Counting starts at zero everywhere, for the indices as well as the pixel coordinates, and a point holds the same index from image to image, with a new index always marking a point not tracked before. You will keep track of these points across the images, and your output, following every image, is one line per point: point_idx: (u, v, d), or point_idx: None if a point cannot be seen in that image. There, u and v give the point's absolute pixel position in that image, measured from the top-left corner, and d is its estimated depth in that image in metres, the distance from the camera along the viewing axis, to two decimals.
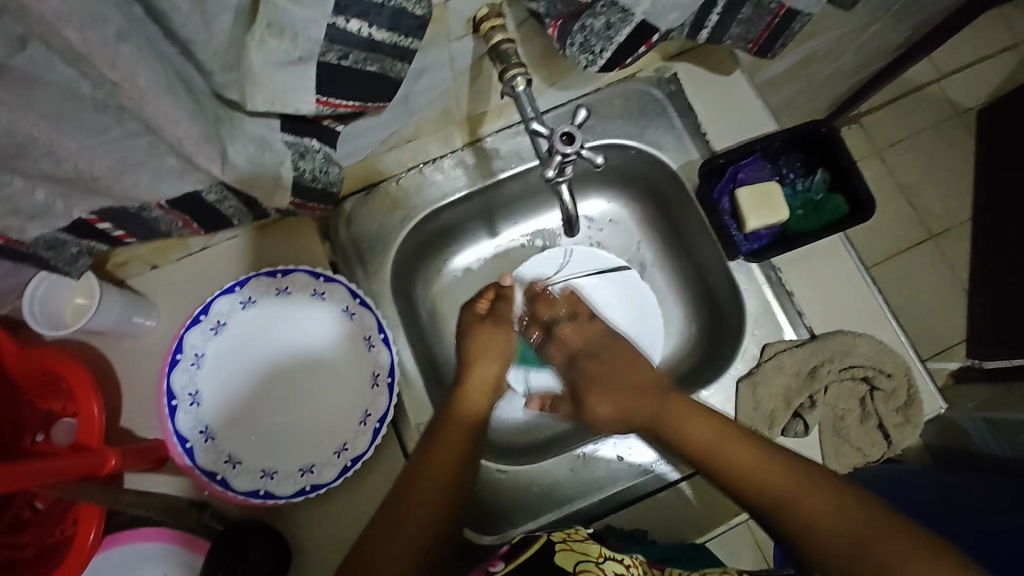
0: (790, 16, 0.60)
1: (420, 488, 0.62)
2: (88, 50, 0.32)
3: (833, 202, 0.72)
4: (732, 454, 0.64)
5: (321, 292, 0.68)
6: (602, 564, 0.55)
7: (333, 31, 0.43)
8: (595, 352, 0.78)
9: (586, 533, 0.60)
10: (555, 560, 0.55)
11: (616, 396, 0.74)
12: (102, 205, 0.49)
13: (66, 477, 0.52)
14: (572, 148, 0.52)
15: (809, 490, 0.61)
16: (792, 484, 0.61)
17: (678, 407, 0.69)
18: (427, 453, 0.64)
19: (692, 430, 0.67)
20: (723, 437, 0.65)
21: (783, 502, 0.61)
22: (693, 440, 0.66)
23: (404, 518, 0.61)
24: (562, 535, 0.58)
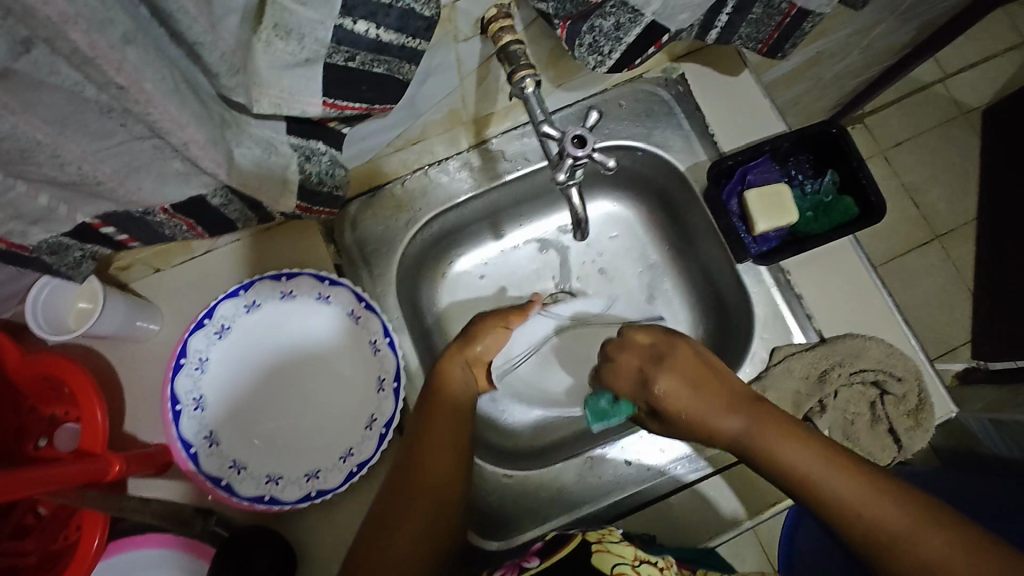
0: (800, 16, 0.60)
1: (409, 496, 0.55)
2: (94, 55, 0.31)
3: (843, 204, 0.71)
4: (828, 475, 0.55)
5: (326, 295, 0.68)
6: (638, 567, 0.52)
7: (340, 32, 0.43)
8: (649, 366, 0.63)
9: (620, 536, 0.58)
10: (592, 561, 0.52)
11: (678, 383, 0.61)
12: (106, 209, 0.48)
13: (70, 483, 0.51)
14: (583, 151, 0.52)
15: (939, 538, 0.50)
16: (916, 528, 0.51)
17: (756, 416, 0.59)
18: (415, 458, 0.56)
19: (774, 441, 0.57)
20: (801, 450, 0.56)
21: (887, 531, 0.52)
22: (775, 452, 0.57)
23: (392, 528, 0.54)
24: (597, 535, 0.56)
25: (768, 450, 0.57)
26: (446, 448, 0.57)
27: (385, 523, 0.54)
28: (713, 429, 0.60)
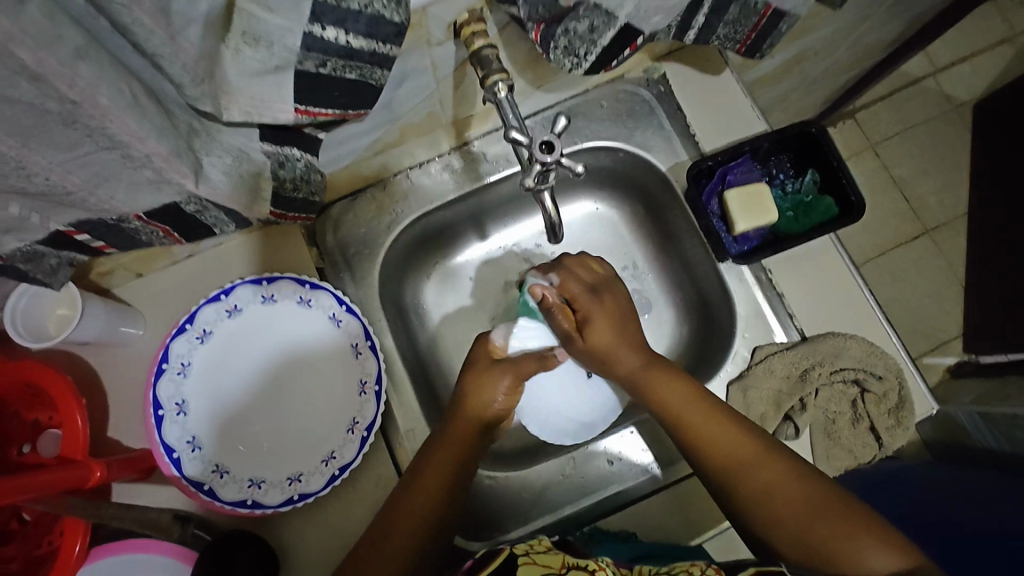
0: (777, 16, 0.60)
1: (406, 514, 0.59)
2: (44, 72, 0.31)
3: (823, 203, 0.71)
4: (719, 437, 0.60)
5: (307, 299, 0.68)
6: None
7: (309, 39, 0.43)
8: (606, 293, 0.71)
9: (551, 543, 0.59)
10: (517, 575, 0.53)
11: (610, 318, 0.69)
12: (79, 217, 0.48)
13: (50, 491, 0.52)
14: (551, 157, 0.52)
15: (794, 484, 0.56)
16: (774, 487, 0.56)
17: (666, 375, 0.65)
18: (422, 469, 0.61)
19: (682, 405, 0.63)
20: (706, 418, 0.61)
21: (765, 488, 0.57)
22: (681, 415, 0.62)
23: (391, 531, 0.58)
24: (525, 548, 0.56)
25: (676, 408, 0.63)
26: (450, 462, 0.61)
27: (390, 523, 0.59)
28: (639, 379, 0.66)
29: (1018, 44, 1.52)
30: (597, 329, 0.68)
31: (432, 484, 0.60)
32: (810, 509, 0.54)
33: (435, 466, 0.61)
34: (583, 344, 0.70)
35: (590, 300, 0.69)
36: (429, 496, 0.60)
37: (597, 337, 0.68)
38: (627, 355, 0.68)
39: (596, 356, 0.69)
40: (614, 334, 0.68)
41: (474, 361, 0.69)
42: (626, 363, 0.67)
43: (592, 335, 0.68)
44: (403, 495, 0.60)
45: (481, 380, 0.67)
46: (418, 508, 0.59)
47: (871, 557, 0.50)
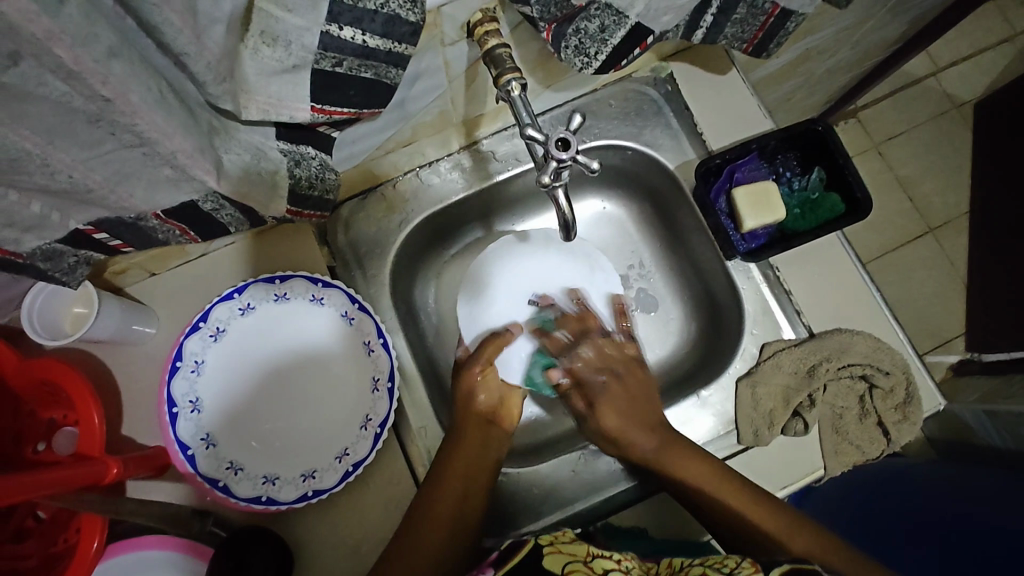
0: (784, 15, 0.60)
1: (434, 514, 0.61)
2: (79, 68, 0.32)
3: (829, 201, 0.72)
4: (759, 516, 0.61)
5: (320, 297, 0.69)
6: (590, 562, 0.55)
7: (326, 39, 0.43)
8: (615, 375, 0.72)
9: (573, 534, 0.60)
10: (544, 564, 0.54)
11: (618, 409, 0.69)
12: (98, 216, 0.49)
13: (69, 486, 0.52)
14: (567, 154, 0.52)
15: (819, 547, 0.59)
16: (809, 550, 0.59)
17: (683, 454, 0.66)
18: (441, 470, 0.64)
19: (715, 488, 0.63)
20: (750, 501, 0.62)
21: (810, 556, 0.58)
22: (715, 501, 0.63)
23: (422, 531, 0.60)
24: (549, 537, 0.58)
25: (708, 491, 0.63)
26: (467, 463, 0.65)
27: (420, 519, 0.61)
28: (659, 461, 0.66)
29: (1019, 44, 1.53)
30: (608, 410, 0.70)
31: (457, 482, 0.63)
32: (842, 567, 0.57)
33: (454, 467, 0.64)
34: (596, 428, 0.71)
35: (597, 393, 0.71)
36: (455, 491, 0.63)
37: (607, 424, 0.70)
38: (641, 439, 0.67)
39: (610, 440, 0.69)
40: (627, 425, 0.68)
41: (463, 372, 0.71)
42: (635, 451, 0.67)
43: (608, 414, 0.69)
44: (428, 496, 0.62)
45: (465, 382, 0.70)
46: (445, 510, 0.61)
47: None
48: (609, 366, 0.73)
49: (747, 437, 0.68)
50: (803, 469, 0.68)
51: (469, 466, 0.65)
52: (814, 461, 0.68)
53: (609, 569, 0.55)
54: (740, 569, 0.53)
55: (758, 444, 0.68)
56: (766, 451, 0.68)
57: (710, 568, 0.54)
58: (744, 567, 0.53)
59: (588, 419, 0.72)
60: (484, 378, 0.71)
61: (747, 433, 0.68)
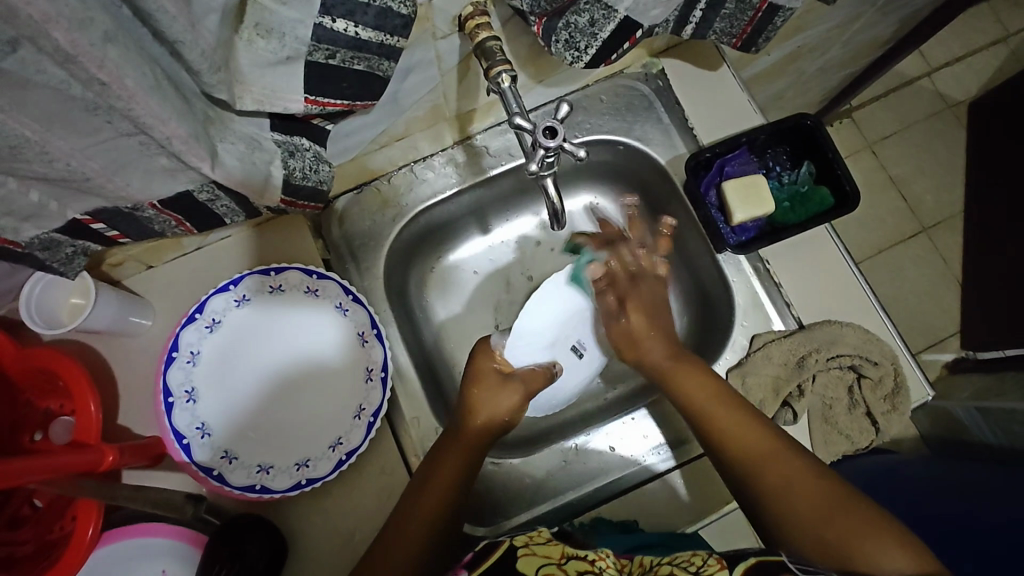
0: (772, 10, 0.61)
1: (422, 504, 0.60)
2: (77, 52, 0.32)
3: (819, 194, 0.73)
4: (743, 436, 0.60)
5: (314, 289, 0.69)
6: (564, 565, 0.55)
7: (319, 31, 0.44)
8: (636, 280, 0.69)
9: (549, 534, 0.60)
10: (517, 566, 0.54)
11: (645, 309, 0.67)
12: (96, 205, 0.50)
13: (62, 472, 0.53)
14: (554, 142, 0.53)
15: (802, 476, 0.57)
16: (790, 479, 0.57)
17: (687, 366, 0.66)
18: (433, 462, 0.63)
19: (707, 402, 0.63)
20: (737, 417, 0.61)
21: (781, 485, 0.57)
22: (707, 411, 0.62)
23: (405, 529, 0.59)
24: (524, 539, 0.58)
25: (701, 403, 0.63)
26: (460, 460, 0.63)
27: (405, 519, 0.60)
28: (664, 372, 0.66)
29: (1011, 44, 1.55)
30: (636, 309, 0.67)
31: (443, 487, 0.61)
32: (819, 500, 0.55)
33: (443, 473, 0.62)
34: (620, 327, 0.69)
35: (626, 289, 0.69)
36: (440, 495, 0.61)
37: (634, 325, 0.67)
38: (653, 347, 0.67)
39: (628, 338, 0.68)
40: (648, 324, 0.67)
41: (479, 366, 0.68)
42: (648, 357, 0.67)
43: (632, 314, 0.67)
44: (414, 495, 0.61)
45: (481, 392, 0.66)
46: (432, 500, 0.61)
47: (882, 553, 0.51)
48: (628, 271, 0.70)
49: None
50: None
51: (459, 470, 0.62)
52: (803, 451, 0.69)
53: (582, 571, 0.55)
54: (704, 567, 0.54)
55: None
56: None
57: (677, 567, 0.55)
58: (709, 565, 0.54)
59: (616, 317, 0.69)
60: (492, 386, 0.67)
61: None
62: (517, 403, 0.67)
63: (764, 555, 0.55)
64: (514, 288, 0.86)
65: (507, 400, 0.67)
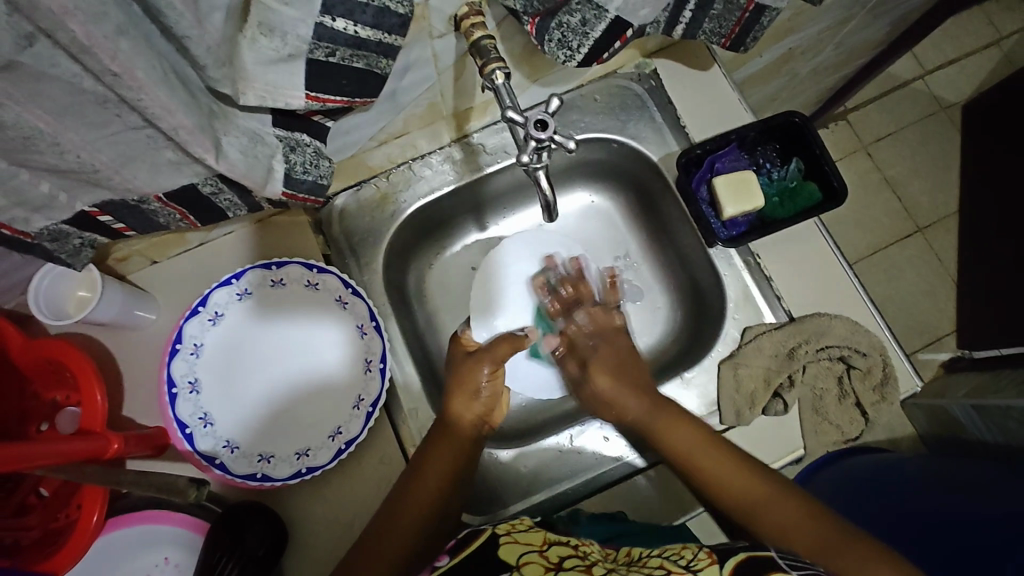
0: (759, 10, 0.63)
1: (415, 491, 0.62)
2: (91, 43, 0.34)
3: (808, 189, 0.75)
4: (739, 483, 0.61)
5: (315, 283, 0.71)
6: (545, 552, 0.55)
7: (320, 30, 0.46)
8: (593, 344, 0.74)
9: (531, 522, 0.61)
10: (499, 553, 0.55)
11: (610, 371, 0.71)
12: (103, 198, 0.51)
13: (71, 458, 0.55)
14: (545, 134, 0.55)
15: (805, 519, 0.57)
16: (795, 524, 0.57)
17: (673, 415, 0.66)
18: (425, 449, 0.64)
19: (698, 451, 0.63)
20: (733, 467, 0.62)
21: (784, 525, 0.58)
22: (701, 467, 0.62)
23: (397, 515, 0.61)
24: (507, 528, 0.59)
25: (695, 461, 0.63)
26: (451, 449, 0.65)
27: (400, 504, 0.61)
28: (647, 425, 0.67)
29: (1003, 48, 1.57)
30: (598, 368, 0.71)
31: (440, 477, 0.63)
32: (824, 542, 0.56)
33: (438, 460, 0.63)
34: (588, 391, 0.72)
35: (590, 354, 0.73)
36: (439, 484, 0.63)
37: (599, 387, 0.71)
38: (630, 402, 0.68)
39: (601, 401, 0.71)
40: (614, 385, 0.70)
41: (456, 355, 0.72)
42: (632, 414, 0.68)
43: (596, 368, 0.71)
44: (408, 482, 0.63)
45: (467, 376, 0.69)
46: (426, 487, 0.62)
47: None
48: (587, 335, 0.75)
49: (730, 417, 0.70)
50: (783, 447, 0.70)
51: (453, 453, 0.64)
52: (793, 440, 0.70)
53: (565, 557, 0.55)
54: (695, 561, 0.53)
55: (740, 423, 0.70)
56: (746, 431, 0.71)
57: (667, 559, 0.54)
58: (699, 558, 0.53)
59: (575, 370, 0.75)
60: (463, 369, 0.70)
61: (730, 414, 0.70)
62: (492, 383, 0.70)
63: (753, 550, 0.54)
64: None
65: (479, 375, 0.69)
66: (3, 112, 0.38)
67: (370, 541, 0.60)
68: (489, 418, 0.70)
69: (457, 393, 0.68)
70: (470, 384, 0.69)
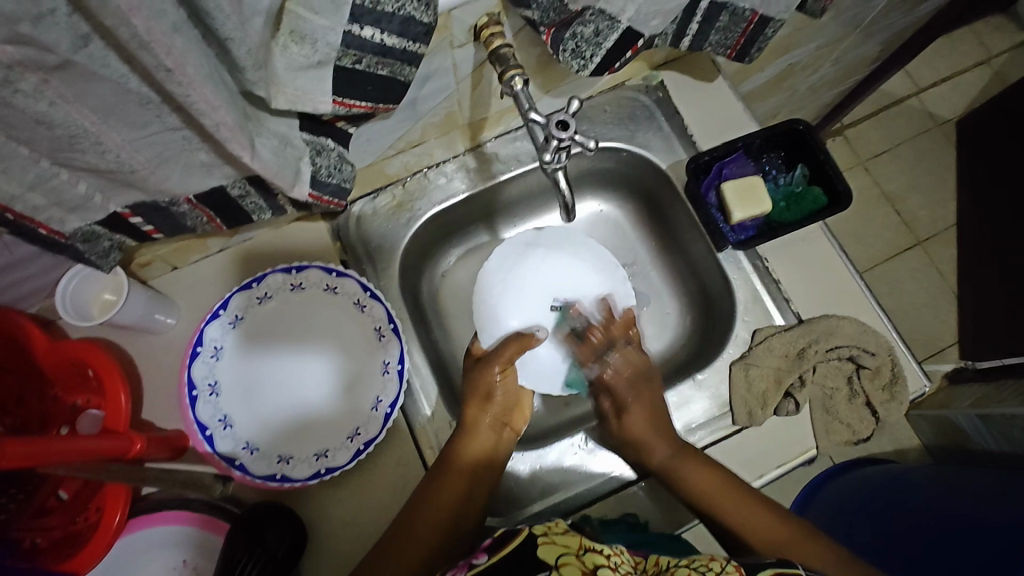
0: (763, 21, 0.66)
1: (436, 500, 0.63)
2: (151, 39, 0.35)
3: (813, 193, 0.76)
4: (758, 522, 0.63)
5: (333, 287, 0.73)
6: (582, 556, 0.51)
7: (349, 38, 0.48)
8: (626, 404, 0.72)
9: (567, 527, 0.57)
10: (538, 553, 0.51)
11: (636, 409, 0.71)
12: (136, 199, 0.53)
13: (94, 455, 0.55)
14: (566, 134, 0.57)
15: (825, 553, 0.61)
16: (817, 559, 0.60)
17: (692, 459, 0.67)
18: (449, 453, 0.66)
19: (715, 492, 0.65)
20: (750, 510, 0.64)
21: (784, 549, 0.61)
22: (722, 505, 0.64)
23: (416, 522, 0.62)
24: (543, 528, 0.55)
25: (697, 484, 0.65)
26: (475, 455, 0.66)
27: (420, 508, 0.62)
28: (670, 469, 0.67)
29: (994, 66, 1.61)
30: (635, 414, 0.70)
31: (458, 486, 0.64)
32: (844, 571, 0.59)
33: (461, 463, 0.65)
34: (618, 428, 0.71)
35: (626, 395, 0.73)
36: (456, 490, 0.64)
37: (631, 426, 0.70)
38: (656, 443, 0.68)
39: (628, 442, 0.70)
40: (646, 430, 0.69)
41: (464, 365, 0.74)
42: (652, 453, 0.68)
43: (630, 420, 0.70)
44: (432, 483, 0.64)
45: (478, 378, 0.71)
46: (448, 496, 0.63)
47: None
48: (627, 381, 0.74)
49: (742, 416, 0.71)
50: (795, 448, 0.71)
51: (477, 459, 0.66)
52: (806, 440, 0.71)
53: (601, 564, 0.50)
54: (723, 573, 0.51)
55: (753, 422, 0.70)
56: (759, 431, 0.71)
57: (695, 569, 0.52)
58: (727, 570, 0.52)
59: (609, 422, 0.73)
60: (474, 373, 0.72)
61: (742, 413, 0.71)
62: (508, 395, 0.72)
63: (782, 568, 0.53)
64: None
65: (491, 379, 0.71)
66: (53, 110, 0.40)
67: (392, 540, 0.61)
68: (510, 421, 0.72)
69: (473, 397, 0.70)
70: (482, 388, 0.70)
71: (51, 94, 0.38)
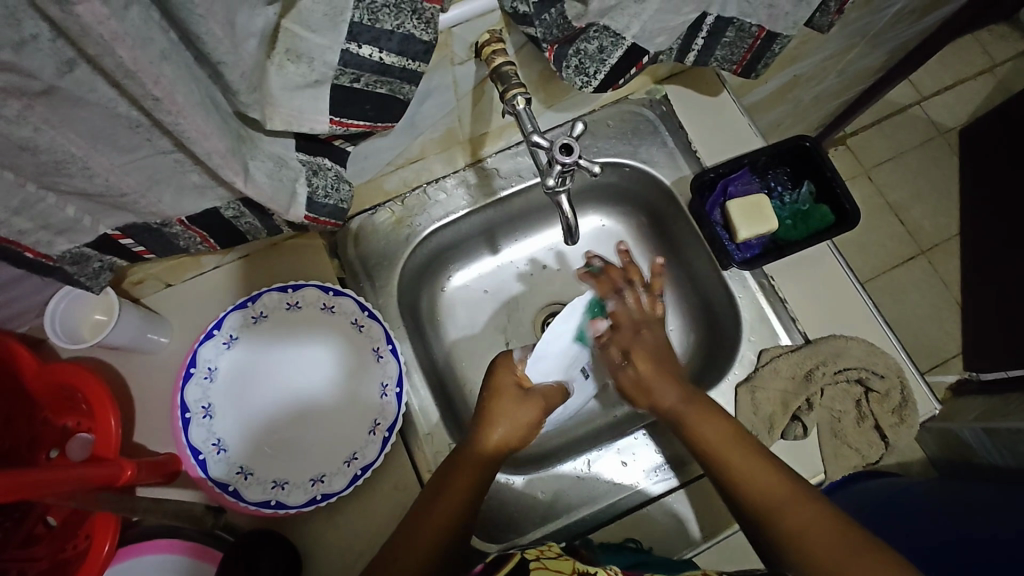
0: (770, 37, 0.64)
1: (433, 518, 0.60)
2: (137, 68, 0.34)
3: (820, 212, 0.75)
4: (757, 478, 0.60)
5: (330, 306, 0.71)
6: None
7: (346, 56, 0.47)
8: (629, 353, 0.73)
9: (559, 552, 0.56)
10: None
11: (643, 355, 0.72)
12: (127, 221, 0.52)
13: (81, 484, 0.52)
14: (570, 158, 0.56)
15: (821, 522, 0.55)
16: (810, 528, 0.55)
17: (703, 406, 0.66)
18: (449, 467, 0.63)
19: (719, 444, 0.63)
20: (756, 465, 0.61)
21: (798, 530, 0.56)
22: (725, 459, 0.62)
23: (411, 539, 0.58)
24: (535, 553, 0.54)
25: (723, 454, 0.62)
26: (478, 467, 0.62)
27: (416, 527, 0.59)
28: (679, 415, 0.67)
29: (997, 75, 1.60)
30: (640, 355, 0.72)
31: (455, 499, 0.61)
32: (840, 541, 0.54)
33: (461, 477, 0.61)
34: (630, 376, 0.73)
35: (631, 341, 0.74)
36: (453, 507, 0.60)
37: (640, 372, 0.71)
38: (664, 392, 0.69)
39: (641, 387, 0.71)
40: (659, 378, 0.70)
41: (500, 383, 0.68)
42: (661, 400, 0.69)
43: (641, 364, 0.72)
44: (429, 500, 0.61)
45: (518, 414, 0.66)
46: (445, 509, 0.60)
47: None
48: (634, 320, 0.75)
49: None
50: (802, 473, 0.69)
51: (479, 475, 0.62)
52: (814, 464, 0.69)
53: None
54: None
55: (759, 448, 0.69)
56: None
57: None
58: None
59: (623, 367, 0.74)
60: (514, 400, 0.67)
61: None
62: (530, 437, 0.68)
63: None
64: (521, 305, 0.88)
65: (526, 419, 0.67)
66: (38, 136, 0.38)
67: (384, 557, 0.58)
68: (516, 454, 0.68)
69: (505, 420, 0.66)
70: (520, 426, 0.66)
71: (35, 120, 0.37)
